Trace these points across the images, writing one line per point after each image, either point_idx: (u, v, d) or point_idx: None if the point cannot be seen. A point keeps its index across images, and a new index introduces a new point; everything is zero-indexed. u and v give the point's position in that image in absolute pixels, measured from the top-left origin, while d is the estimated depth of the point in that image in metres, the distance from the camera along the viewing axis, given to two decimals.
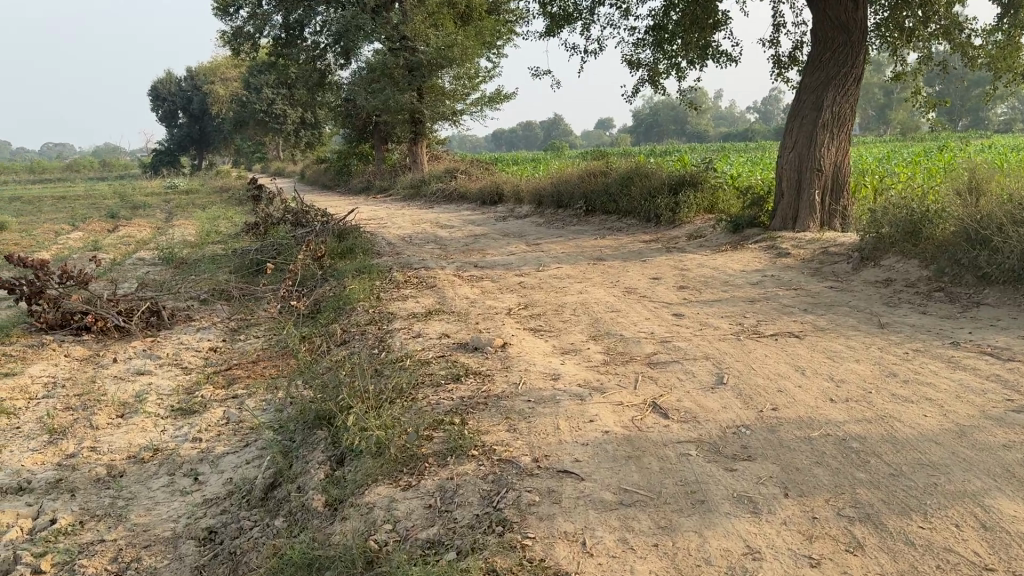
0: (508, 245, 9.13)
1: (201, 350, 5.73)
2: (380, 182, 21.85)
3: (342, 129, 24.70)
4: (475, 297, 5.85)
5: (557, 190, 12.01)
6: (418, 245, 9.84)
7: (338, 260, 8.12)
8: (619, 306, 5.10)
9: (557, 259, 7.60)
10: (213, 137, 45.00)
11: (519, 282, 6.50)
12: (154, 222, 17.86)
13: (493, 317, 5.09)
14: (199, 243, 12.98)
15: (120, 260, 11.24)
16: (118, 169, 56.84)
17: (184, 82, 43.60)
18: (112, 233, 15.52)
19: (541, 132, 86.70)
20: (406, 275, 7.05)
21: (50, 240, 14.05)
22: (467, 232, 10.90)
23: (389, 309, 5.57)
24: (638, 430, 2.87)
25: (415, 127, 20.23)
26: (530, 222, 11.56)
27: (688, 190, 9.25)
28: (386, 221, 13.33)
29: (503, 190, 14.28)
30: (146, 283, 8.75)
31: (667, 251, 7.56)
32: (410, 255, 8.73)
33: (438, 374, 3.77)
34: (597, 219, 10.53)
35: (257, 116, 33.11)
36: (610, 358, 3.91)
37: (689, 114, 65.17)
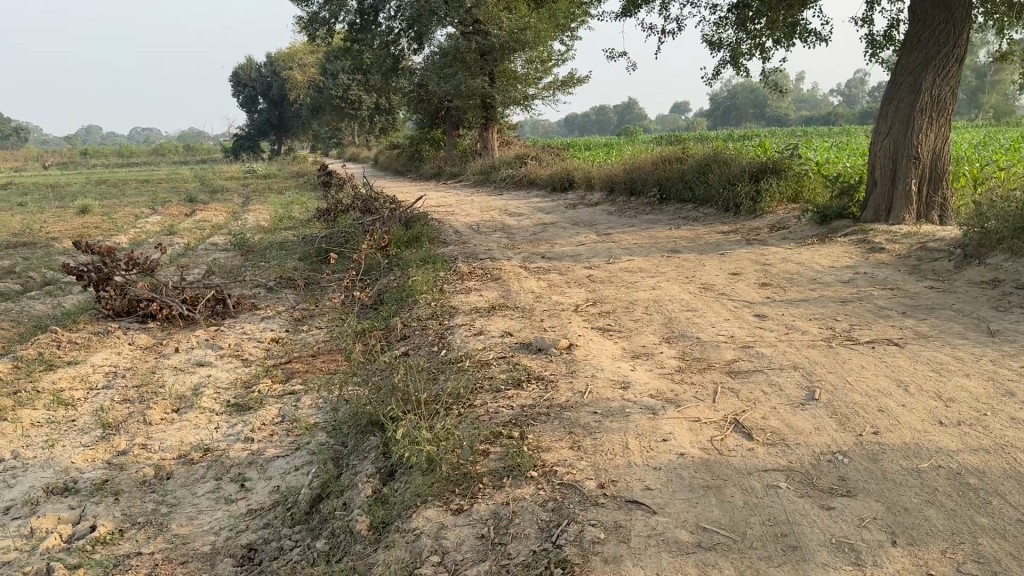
0: (578, 235, 8.83)
1: (262, 341, 5.63)
2: (451, 167, 21.74)
3: (415, 114, 24.69)
4: (541, 292, 5.58)
5: (630, 177, 11.61)
6: (486, 233, 9.62)
7: (403, 249, 7.97)
8: (696, 305, 4.76)
9: (629, 251, 7.27)
10: (291, 122, 45.81)
11: (587, 276, 6.20)
12: (230, 207, 18.15)
13: (560, 314, 4.81)
14: (270, 228, 13.07)
15: (193, 245, 11.38)
16: (201, 153, 58.46)
17: (264, 68, 44.46)
18: (189, 217, 15.81)
19: (615, 116, 85.58)
20: (471, 267, 6.83)
21: (130, 224, 14.38)
22: (537, 220, 10.63)
23: (451, 303, 5.35)
24: (719, 454, 2.56)
25: (486, 112, 20.01)
26: (601, 210, 11.21)
27: (770, 178, 8.76)
28: (455, 208, 13.16)
29: (574, 176, 13.94)
30: (216, 269, 8.78)
31: (747, 243, 7.14)
32: (477, 244, 8.52)
33: (498, 379, 3.51)
34: (672, 207, 10.12)
35: (332, 101, 33.46)
36: (685, 365, 3.59)
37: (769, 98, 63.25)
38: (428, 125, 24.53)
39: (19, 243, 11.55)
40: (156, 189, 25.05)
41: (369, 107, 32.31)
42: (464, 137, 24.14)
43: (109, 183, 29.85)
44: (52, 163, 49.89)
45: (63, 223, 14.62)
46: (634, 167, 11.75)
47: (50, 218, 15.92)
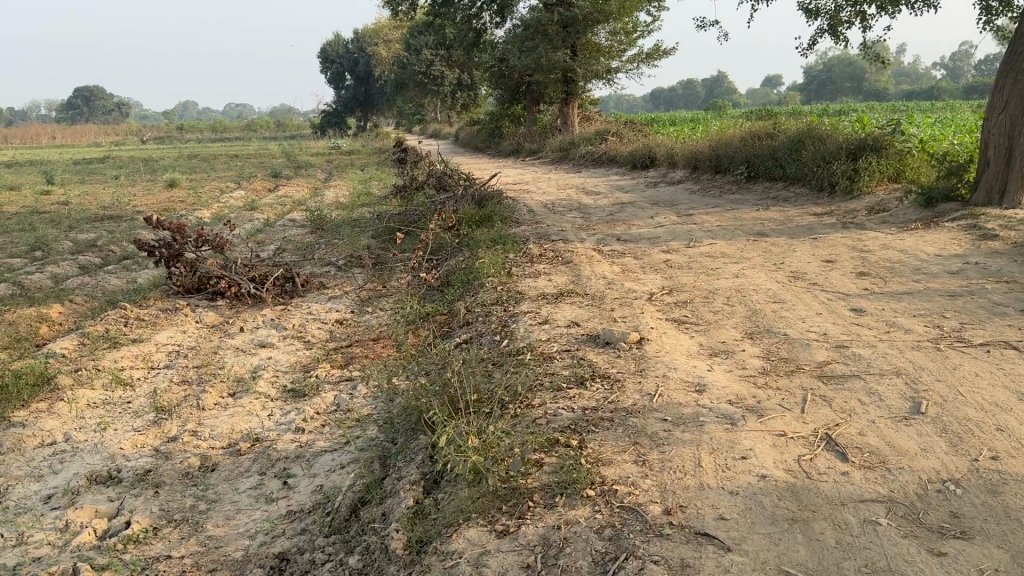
0: (658, 215, 8.44)
1: (326, 322, 5.51)
2: (531, 143, 21.43)
3: (496, 90, 24.45)
4: (615, 277, 5.28)
5: (715, 154, 11.09)
6: (562, 213, 9.33)
7: (475, 229, 7.76)
8: (782, 296, 4.38)
9: (712, 233, 6.86)
10: (377, 98, 46.25)
11: (665, 261, 5.85)
12: (311, 182, 18.35)
13: (632, 303, 4.50)
14: (348, 205, 13.09)
15: (272, 221, 11.47)
16: (290, 128, 59.74)
17: (351, 45, 44.95)
18: (271, 193, 16.02)
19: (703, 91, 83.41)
20: (543, 249, 6.56)
21: (214, 199, 14.65)
22: (615, 199, 10.26)
23: (519, 289, 5.10)
24: (807, 479, 2.23)
25: (568, 86, 19.58)
26: (684, 188, 10.74)
27: (869, 156, 8.16)
28: (532, 186, 12.88)
29: (656, 153, 13.45)
30: (290, 246, 8.76)
31: (841, 227, 6.64)
32: (551, 224, 8.24)
33: (560, 376, 3.25)
34: (760, 186, 9.58)
35: (415, 77, 33.56)
36: (768, 367, 3.25)
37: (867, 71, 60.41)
38: (509, 100, 24.25)
39: (108, 217, 11.88)
40: (243, 164, 25.63)
41: (451, 83, 32.25)
42: (545, 113, 23.78)
43: (200, 158, 30.74)
44: (150, 138, 51.83)
45: (152, 198, 15.02)
46: (720, 143, 11.22)
47: (141, 192, 16.40)
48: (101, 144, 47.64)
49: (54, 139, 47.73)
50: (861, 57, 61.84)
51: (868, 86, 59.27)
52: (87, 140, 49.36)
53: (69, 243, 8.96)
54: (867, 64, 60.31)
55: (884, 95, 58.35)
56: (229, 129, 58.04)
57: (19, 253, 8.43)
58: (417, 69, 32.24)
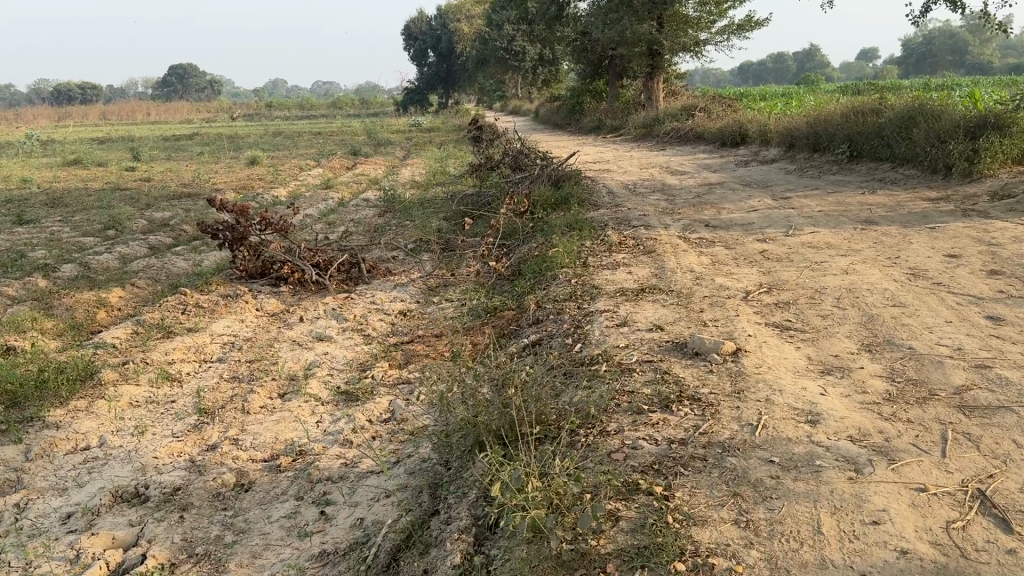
0: (751, 197, 7.81)
1: (390, 313, 5.17)
2: (613, 120, 20.76)
3: (578, 65, 23.81)
4: (703, 272, 4.76)
5: (813, 131, 10.30)
6: (644, 195, 8.78)
7: (551, 214, 7.32)
8: (902, 301, 3.80)
9: (812, 219, 6.24)
10: (458, 75, 46.04)
11: (760, 252, 5.29)
12: (389, 160, 18.17)
13: (725, 305, 4.00)
14: (424, 184, 12.80)
15: (345, 200, 11.25)
16: (374, 106, 60.17)
17: (434, 20, 44.76)
18: (349, 171, 15.89)
19: (793, 65, 80.31)
20: (623, 237, 6.08)
21: (292, 177, 14.60)
22: (702, 180, 9.63)
23: (597, 283, 4.66)
24: (962, 560, 1.74)
25: (653, 60, 18.82)
26: (778, 168, 10.01)
27: (992, 135, 7.32)
28: (614, 165, 12.32)
29: (747, 130, 12.68)
30: (360, 228, 8.49)
31: (961, 215, 5.92)
32: (632, 208, 7.73)
33: (640, 397, 2.81)
34: (864, 167, 8.80)
35: (496, 53, 33.09)
36: (893, 393, 2.72)
37: (972, 42, 56.92)
38: (591, 75, 23.58)
39: (187, 195, 11.89)
40: (325, 141, 25.76)
41: (532, 59, 31.68)
42: (628, 89, 23.03)
43: (284, 134, 31.11)
44: (239, 116, 53.00)
45: (232, 175, 15.08)
46: (819, 120, 10.42)
47: (222, 169, 16.51)
48: (192, 120, 49.01)
49: (148, 116, 49.30)
50: (966, 28, 58.34)
51: (973, 59, 55.84)
52: (179, 117, 50.77)
53: (142, 222, 8.91)
54: (972, 36, 56.86)
55: (990, 68, 54.92)
56: (315, 106, 58.84)
57: (94, 231, 8.41)
58: (498, 45, 31.83)
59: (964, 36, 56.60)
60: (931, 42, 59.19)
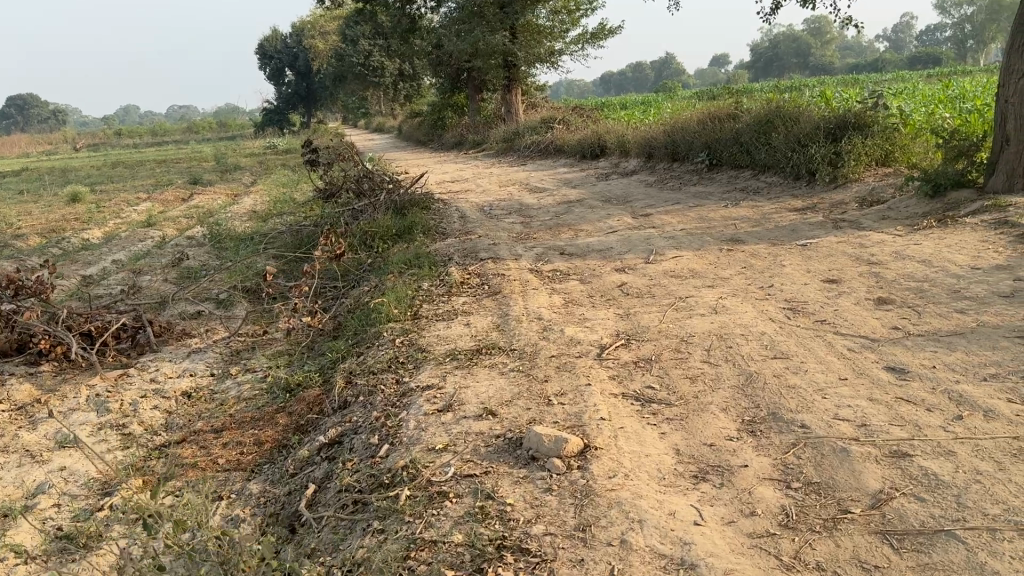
0: (610, 216, 7.16)
1: (170, 398, 4.14)
2: (474, 135, 20.07)
3: (436, 78, 23.03)
4: (553, 316, 3.96)
5: (671, 139, 9.85)
6: (498, 217, 8.03)
7: (389, 250, 6.43)
8: (784, 352, 3.11)
9: (674, 240, 5.63)
10: (318, 94, 44.42)
11: (618, 285, 4.56)
12: (234, 188, 16.79)
13: (574, 367, 3.20)
14: (264, 215, 11.65)
15: (169, 240, 9.98)
16: (234, 128, 57.33)
17: (290, 38, 43.01)
18: (185, 203, 14.48)
19: (651, 73, 82.62)
20: (466, 274, 5.26)
21: (116, 215, 13.08)
22: (561, 197, 8.97)
23: (423, 344, 3.80)
24: None
25: (510, 72, 18.26)
26: (638, 181, 9.49)
27: (852, 137, 6.95)
28: (471, 184, 11.55)
29: (607, 141, 12.18)
30: (172, 277, 7.34)
31: (832, 227, 5.43)
32: (482, 234, 6.95)
33: (445, 549, 1.95)
34: (724, 175, 8.35)
35: (354, 70, 31.85)
36: (792, 512, 1.97)
37: (813, 46, 59.97)
38: (450, 89, 22.84)
39: None
40: (169, 170, 23.89)
41: (391, 75, 30.58)
42: (488, 102, 22.41)
43: (127, 164, 28.82)
44: (82, 145, 49.24)
45: (47, 217, 13.41)
46: (676, 129, 10.01)
47: (38, 210, 14.71)
48: (27, 152, 45.12)
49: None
50: (806, 33, 61.54)
51: (814, 62, 58.84)
52: (12, 149, 46.88)
53: None
54: (812, 40, 59.96)
55: (830, 70, 58.02)
56: (168, 131, 55.51)
57: None
58: (355, 61, 30.69)
59: (805, 41, 59.61)
60: (776, 47, 62.03)
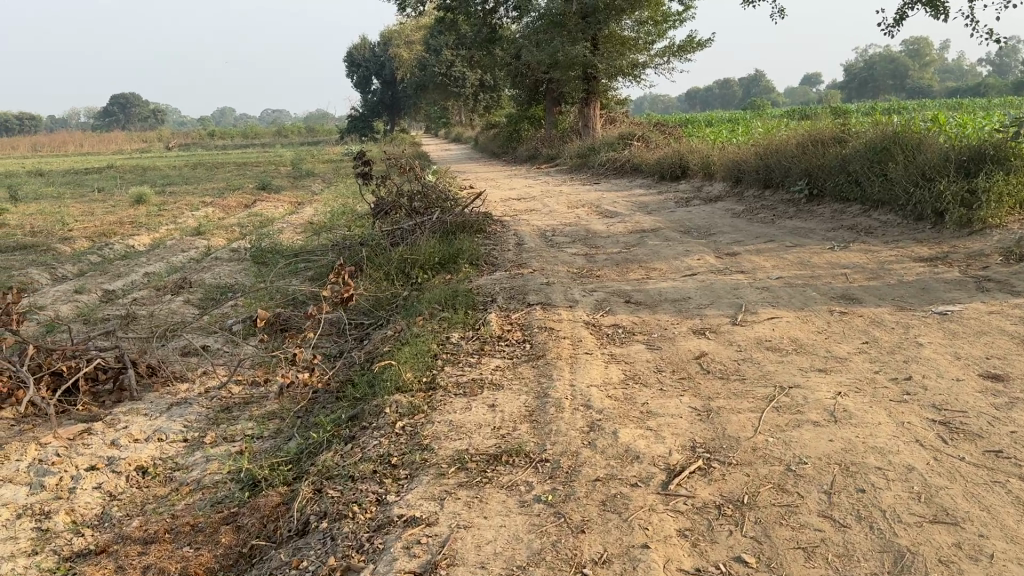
0: (690, 252, 6.12)
1: (120, 474, 3.30)
2: (549, 149, 19.16)
3: (514, 89, 22.25)
4: (607, 401, 2.98)
5: (765, 164, 8.74)
6: (560, 246, 7.07)
7: (428, 285, 5.55)
8: (951, 513, 2.05)
9: (768, 293, 4.57)
10: (400, 103, 44.28)
11: (696, 355, 3.55)
12: (298, 195, 16.26)
13: (625, 502, 2.21)
14: (318, 227, 10.99)
15: (212, 252, 9.36)
16: (318, 133, 57.92)
17: (377, 47, 42.99)
18: (245, 210, 13.96)
19: (739, 91, 80.30)
20: (508, 323, 4.31)
21: (171, 220, 12.60)
22: (634, 224, 7.95)
23: (428, 433, 2.86)
24: None
25: (589, 85, 17.30)
26: (723, 211, 8.40)
27: (991, 172, 5.74)
28: (537, 204, 10.63)
29: (690, 162, 11.10)
30: (195, 299, 6.61)
31: (974, 288, 4.28)
32: (538, 267, 6.00)
33: None
34: (827, 209, 7.21)
35: (434, 80, 31.30)
36: None
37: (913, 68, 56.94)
38: (527, 101, 22.03)
39: (20, 247, 9.84)
40: (244, 174, 23.76)
41: (471, 85, 29.81)
42: (566, 115, 21.50)
43: (207, 165, 28.93)
44: (173, 144, 50.47)
45: (104, 218, 13.04)
46: (771, 152, 8.89)
47: (100, 210, 14.41)
48: (121, 150, 46.47)
49: (79, 147, 46.88)
50: (904, 53, 58.72)
51: (913, 85, 55.86)
52: (107, 146, 48.42)
53: None
54: (911, 61, 57.02)
55: (930, 94, 54.96)
56: (255, 134, 56.44)
57: None
58: (437, 71, 30.09)
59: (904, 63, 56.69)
60: (873, 68, 59.22)
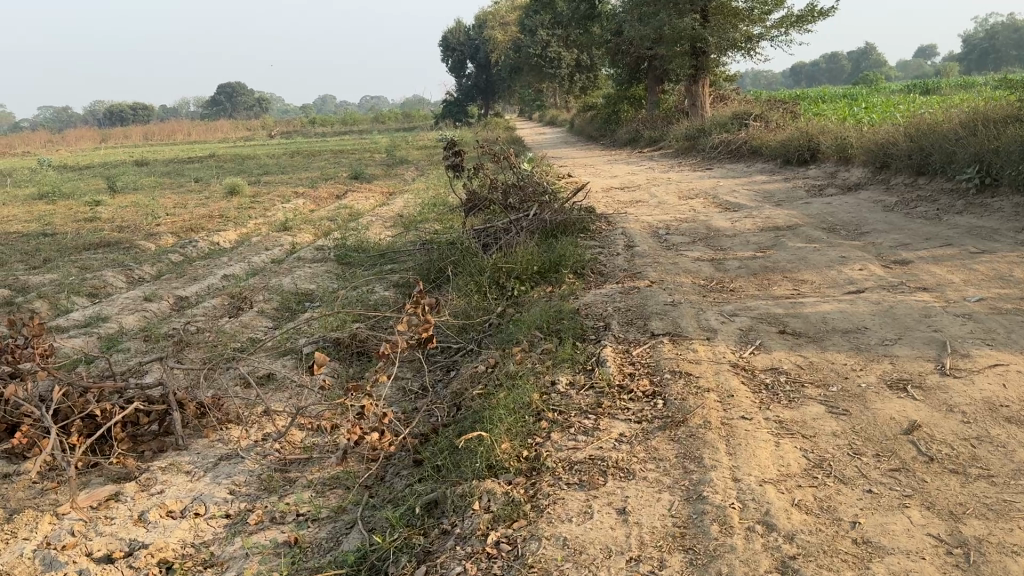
0: (845, 258, 5.04)
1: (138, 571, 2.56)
2: (652, 131, 17.97)
3: (614, 68, 21.10)
4: (797, 517, 2.05)
5: (920, 147, 7.48)
6: (680, 247, 6.08)
7: (525, 304, 4.68)
8: None
9: (972, 323, 3.50)
10: (496, 87, 43.52)
11: (903, 429, 2.56)
12: (391, 185, 15.66)
13: None
14: (408, 220, 10.29)
15: (295, 249, 8.76)
16: (414, 118, 57.86)
17: (472, 31, 42.31)
18: (335, 202, 13.42)
19: (849, 65, 76.00)
20: (629, 360, 3.38)
21: (260, 213, 12.16)
22: (764, 219, 6.86)
23: (535, 560, 1.98)
24: None
25: (697, 61, 16.06)
26: (870, 203, 7.21)
27: None
28: (645, 194, 9.61)
29: (820, 145, 9.83)
30: (268, 308, 5.95)
31: None
32: (656, 275, 5.05)
33: None
34: (1008, 203, 5.97)
35: (529, 62, 30.36)
36: None
37: None
38: (628, 81, 20.84)
39: (105, 245, 9.51)
40: (338, 161, 23.46)
41: (568, 66, 28.65)
42: (670, 95, 20.23)
43: (304, 153, 28.93)
44: (274, 131, 51.37)
45: (195, 212, 12.73)
46: (926, 133, 7.60)
47: (192, 203, 14.16)
48: (226, 139, 47.54)
49: (187, 137, 48.33)
50: None
51: None
52: (212, 135, 49.70)
53: None
54: None
55: None
56: (354, 120, 56.82)
57: None
58: (532, 52, 29.09)
59: None
60: (1000, 37, 54.75)
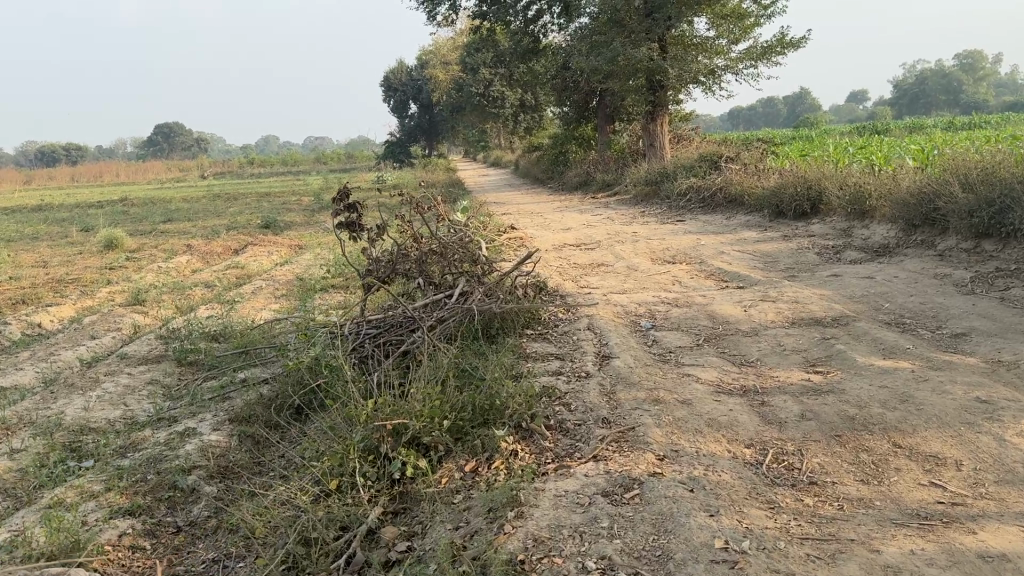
0: (985, 402, 2.88)
1: None
2: (606, 174, 16.02)
3: (560, 105, 19.20)
4: None
5: (985, 201, 5.46)
6: (677, 359, 3.89)
7: (417, 530, 2.41)
8: None
9: None
10: (437, 128, 41.62)
11: None
12: (304, 236, 13.28)
13: None
14: (302, 288, 7.96)
15: (131, 336, 6.33)
16: (354, 160, 55.56)
17: (414, 70, 40.44)
18: (230, 259, 10.99)
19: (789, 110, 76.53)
20: None
21: (125, 276, 9.67)
22: (790, 305, 4.73)
23: None
24: None
25: (655, 96, 14.18)
26: (931, 277, 5.14)
27: None
28: (607, 256, 7.48)
29: (824, 194, 7.86)
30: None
31: None
32: (655, 437, 2.81)
33: None
34: None
35: (471, 101, 28.43)
36: None
37: (966, 86, 53.29)
38: (576, 119, 18.94)
39: None
40: (258, 206, 21.00)
41: (513, 105, 26.65)
42: (622, 134, 18.36)
43: (226, 196, 26.39)
44: (204, 171, 48.52)
45: (45, 274, 10.14)
46: (992, 181, 5.59)
47: (53, 260, 11.55)
48: (151, 180, 44.64)
49: (110, 176, 45.21)
50: (960, 68, 55.16)
51: (967, 100, 51.97)
52: (135, 175, 46.66)
53: None
54: (965, 76, 53.75)
55: (985, 108, 50.94)
56: (292, 162, 54.22)
57: None
58: (473, 91, 27.20)
59: (961, 80, 53.13)
60: (927, 84, 55.61)
